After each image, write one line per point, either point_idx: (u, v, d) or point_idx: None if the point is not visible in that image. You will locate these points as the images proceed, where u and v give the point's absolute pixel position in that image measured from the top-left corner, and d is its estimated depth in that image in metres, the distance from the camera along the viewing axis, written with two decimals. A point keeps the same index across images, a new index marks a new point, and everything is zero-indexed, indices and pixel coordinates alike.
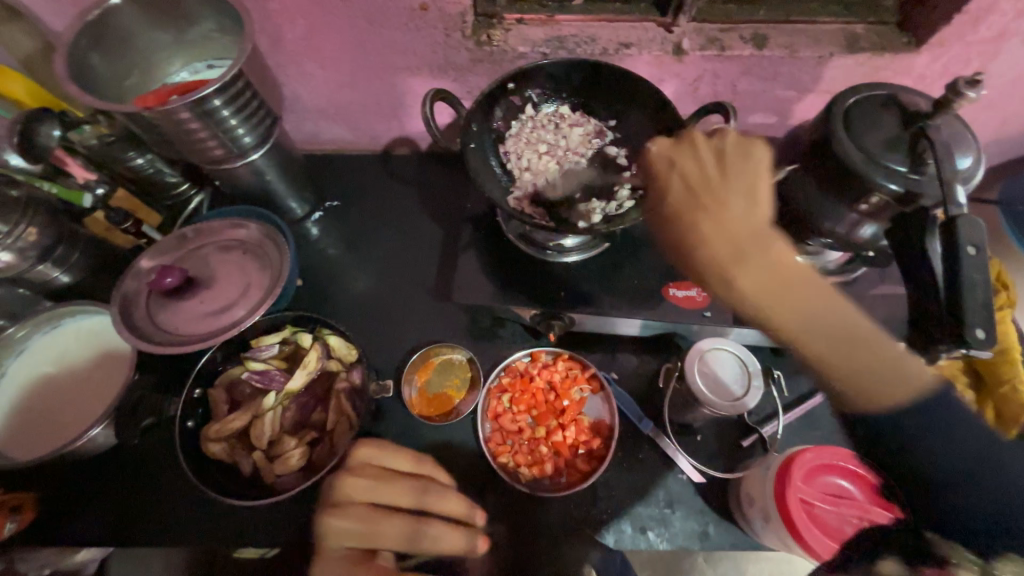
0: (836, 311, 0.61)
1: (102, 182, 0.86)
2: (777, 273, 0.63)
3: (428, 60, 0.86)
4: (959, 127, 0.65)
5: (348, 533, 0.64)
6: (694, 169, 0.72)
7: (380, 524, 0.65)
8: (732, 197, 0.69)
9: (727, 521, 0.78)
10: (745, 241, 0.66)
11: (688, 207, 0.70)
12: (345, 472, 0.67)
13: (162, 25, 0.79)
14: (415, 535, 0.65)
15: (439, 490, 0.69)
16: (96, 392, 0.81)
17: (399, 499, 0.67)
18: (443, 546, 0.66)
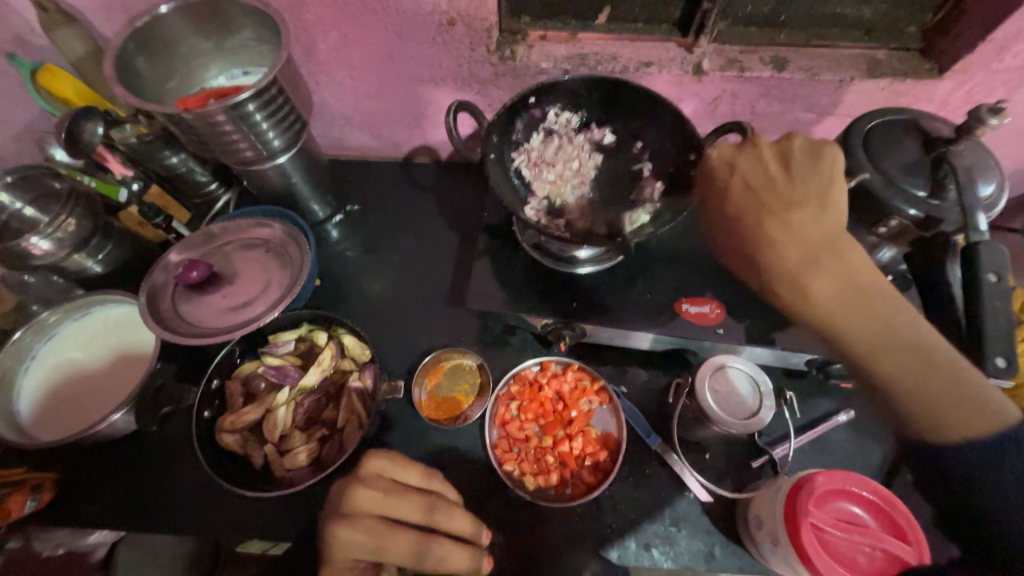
0: (887, 330, 0.61)
1: (137, 179, 0.91)
2: (853, 289, 0.64)
3: (453, 72, 0.89)
4: (982, 153, 0.64)
5: (359, 546, 0.63)
6: (757, 172, 0.74)
7: (389, 539, 0.64)
8: (798, 203, 0.69)
9: (734, 543, 0.77)
10: (817, 251, 0.66)
11: (751, 211, 0.73)
12: (358, 483, 0.66)
13: (205, 33, 0.83)
14: (423, 554, 0.65)
15: (448, 508, 0.69)
16: (118, 379, 0.84)
17: (410, 514, 0.67)
18: (451, 564, 0.65)
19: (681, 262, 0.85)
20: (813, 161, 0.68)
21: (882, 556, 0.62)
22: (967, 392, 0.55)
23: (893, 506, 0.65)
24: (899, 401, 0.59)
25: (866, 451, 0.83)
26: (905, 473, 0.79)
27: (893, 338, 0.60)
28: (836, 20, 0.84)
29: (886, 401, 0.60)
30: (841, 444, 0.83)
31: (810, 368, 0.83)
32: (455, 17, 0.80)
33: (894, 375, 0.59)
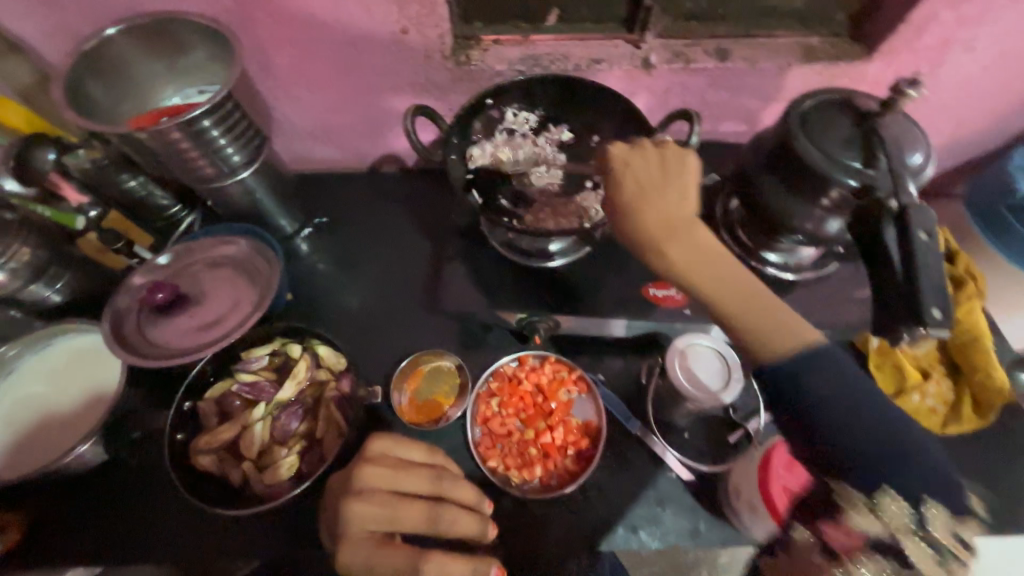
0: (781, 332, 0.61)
1: (94, 206, 0.85)
2: (701, 255, 0.64)
3: (410, 80, 0.91)
4: (908, 124, 0.69)
5: (373, 517, 0.63)
6: (642, 168, 0.68)
7: (401, 510, 0.64)
8: (676, 205, 0.66)
9: (717, 517, 0.79)
10: (670, 228, 0.65)
11: (641, 208, 0.66)
12: (366, 462, 0.65)
13: (156, 54, 0.83)
14: (434, 519, 0.65)
15: (454, 478, 0.69)
16: (86, 411, 0.82)
17: (417, 486, 0.67)
18: (461, 530, 0.66)
19: None
20: (674, 159, 0.68)
21: None
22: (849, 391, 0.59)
23: None
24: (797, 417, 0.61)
25: None
26: None
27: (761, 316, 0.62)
28: (772, 10, 0.89)
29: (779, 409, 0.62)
30: None
31: None
32: (407, 26, 0.82)
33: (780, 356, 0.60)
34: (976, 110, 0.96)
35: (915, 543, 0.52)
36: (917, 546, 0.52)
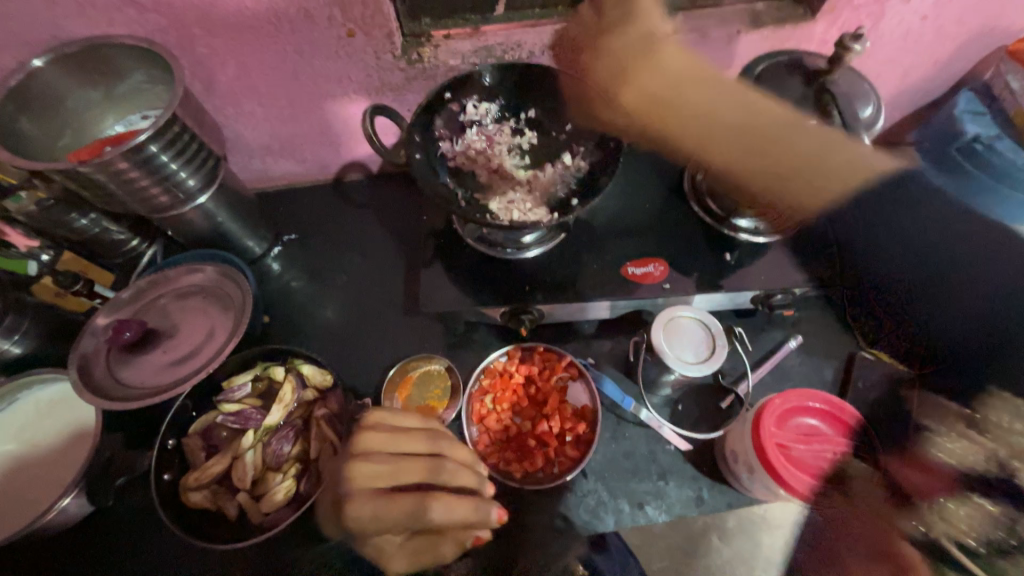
0: (745, 128, 0.72)
1: (46, 248, 0.86)
2: (705, 113, 0.78)
3: (365, 83, 0.89)
4: (857, 79, 0.71)
5: (377, 474, 0.59)
6: (614, 60, 0.86)
7: (404, 463, 0.60)
8: (637, 50, 0.83)
9: (719, 482, 0.80)
10: (655, 93, 0.83)
11: (631, 63, 0.84)
12: (362, 430, 0.63)
13: (90, 82, 0.79)
14: (437, 470, 0.61)
15: (449, 438, 0.65)
16: (60, 464, 0.78)
17: (413, 445, 0.63)
18: (464, 482, 0.62)
19: (619, 228, 0.88)
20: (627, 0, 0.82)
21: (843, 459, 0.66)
22: (830, 160, 0.67)
23: (843, 411, 0.70)
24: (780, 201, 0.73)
25: (819, 370, 0.89)
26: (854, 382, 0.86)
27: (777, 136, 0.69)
28: None
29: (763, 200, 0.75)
30: (797, 369, 0.89)
31: (758, 304, 0.87)
32: (353, 27, 0.79)
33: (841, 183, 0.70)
34: (920, 59, 0.99)
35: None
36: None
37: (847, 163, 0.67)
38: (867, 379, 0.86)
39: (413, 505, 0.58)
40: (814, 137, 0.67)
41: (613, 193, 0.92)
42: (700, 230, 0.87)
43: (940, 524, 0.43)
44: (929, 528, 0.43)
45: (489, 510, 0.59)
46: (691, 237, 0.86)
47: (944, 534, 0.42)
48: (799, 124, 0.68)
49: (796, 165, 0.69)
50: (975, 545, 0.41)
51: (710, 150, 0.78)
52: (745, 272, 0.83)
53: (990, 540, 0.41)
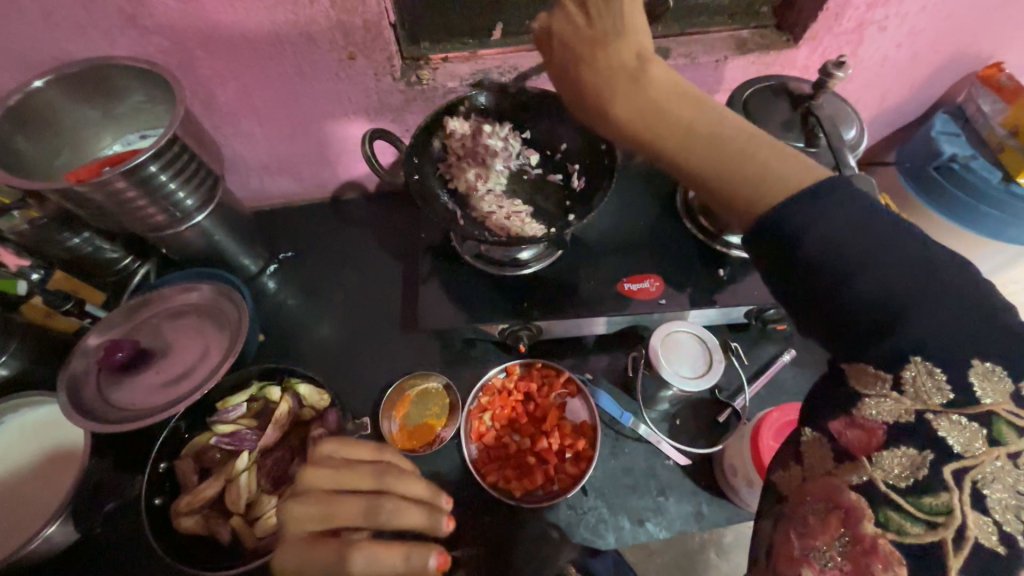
0: (706, 134, 0.50)
1: (37, 267, 0.84)
2: (683, 109, 0.52)
3: (363, 104, 0.90)
4: (841, 104, 0.75)
5: (307, 517, 0.55)
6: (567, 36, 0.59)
7: (337, 505, 0.55)
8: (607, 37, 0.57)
9: (718, 497, 0.80)
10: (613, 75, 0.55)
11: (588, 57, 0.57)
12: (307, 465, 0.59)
13: (90, 102, 0.79)
14: (373, 511, 0.55)
15: (400, 471, 0.59)
16: (46, 489, 0.75)
17: (355, 480, 0.57)
18: (405, 523, 0.56)
19: (614, 245, 0.90)
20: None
21: None
22: (772, 165, 0.47)
23: None
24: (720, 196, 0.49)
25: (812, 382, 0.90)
26: None
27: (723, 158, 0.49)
28: (702, 8, 0.94)
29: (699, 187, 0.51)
30: (792, 383, 0.90)
31: (751, 319, 0.89)
32: (354, 51, 0.81)
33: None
34: (897, 83, 1.04)
35: (951, 427, 0.38)
36: (956, 426, 0.38)
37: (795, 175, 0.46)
38: None
39: (331, 558, 0.51)
40: (802, 171, 0.46)
41: (608, 211, 0.94)
42: (694, 246, 0.89)
43: (883, 473, 0.39)
44: (873, 479, 0.39)
45: (424, 558, 0.53)
46: (685, 253, 0.88)
47: (882, 481, 0.39)
48: (761, 138, 0.49)
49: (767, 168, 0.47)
50: (905, 485, 0.38)
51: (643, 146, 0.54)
52: (738, 287, 0.84)
53: (917, 479, 0.38)
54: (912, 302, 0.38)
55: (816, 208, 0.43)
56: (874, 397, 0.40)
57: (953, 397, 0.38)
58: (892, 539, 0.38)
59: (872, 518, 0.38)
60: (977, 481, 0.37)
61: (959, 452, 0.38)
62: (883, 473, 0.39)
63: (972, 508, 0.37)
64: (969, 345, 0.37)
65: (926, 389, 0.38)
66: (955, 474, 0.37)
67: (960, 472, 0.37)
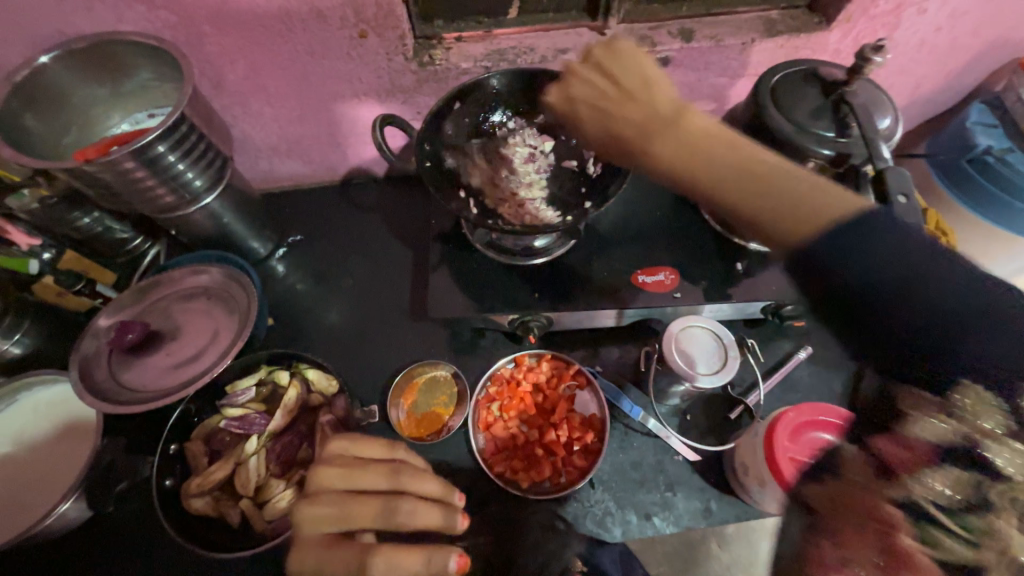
0: (739, 168, 0.53)
1: (48, 247, 0.84)
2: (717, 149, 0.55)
3: (374, 85, 0.88)
4: (876, 91, 0.71)
5: (324, 518, 0.56)
6: (592, 98, 0.64)
7: (355, 506, 0.56)
8: (631, 91, 0.62)
9: (727, 495, 0.80)
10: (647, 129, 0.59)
11: (607, 106, 0.63)
12: (319, 465, 0.60)
13: (98, 79, 0.77)
14: (391, 512, 0.57)
15: (414, 471, 0.61)
16: (60, 466, 0.76)
17: (371, 481, 0.59)
18: (423, 523, 0.57)
19: (630, 237, 0.87)
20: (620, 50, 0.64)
21: None
22: (803, 196, 0.49)
23: None
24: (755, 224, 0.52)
25: (828, 381, 0.88)
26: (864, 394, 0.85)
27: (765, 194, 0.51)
28: None
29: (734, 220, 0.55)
30: (807, 381, 0.88)
31: (767, 315, 0.87)
32: (365, 29, 0.78)
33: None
34: (933, 70, 0.98)
35: (1000, 451, 0.39)
36: (1009, 450, 0.39)
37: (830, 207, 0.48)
38: None
39: (354, 561, 0.53)
40: (841, 203, 0.48)
41: (624, 201, 0.91)
42: (712, 239, 0.86)
43: (924, 489, 0.39)
44: (912, 495, 0.39)
45: (445, 561, 0.54)
46: (703, 246, 0.85)
47: (921, 496, 0.39)
48: (789, 169, 0.52)
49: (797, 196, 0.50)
50: (946, 502, 0.38)
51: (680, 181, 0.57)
52: (756, 283, 0.82)
53: (962, 497, 0.38)
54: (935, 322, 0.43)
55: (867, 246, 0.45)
56: (922, 417, 0.43)
57: (1006, 425, 0.40)
58: (931, 554, 0.37)
59: (911, 532, 0.38)
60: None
61: (1009, 477, 0.38)
62: (923, 490, 0.39)
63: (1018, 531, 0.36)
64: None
65: (979, 413, 0.41)
66: (1003, 495, 0.38)
67: (1005, 493, 0.38)
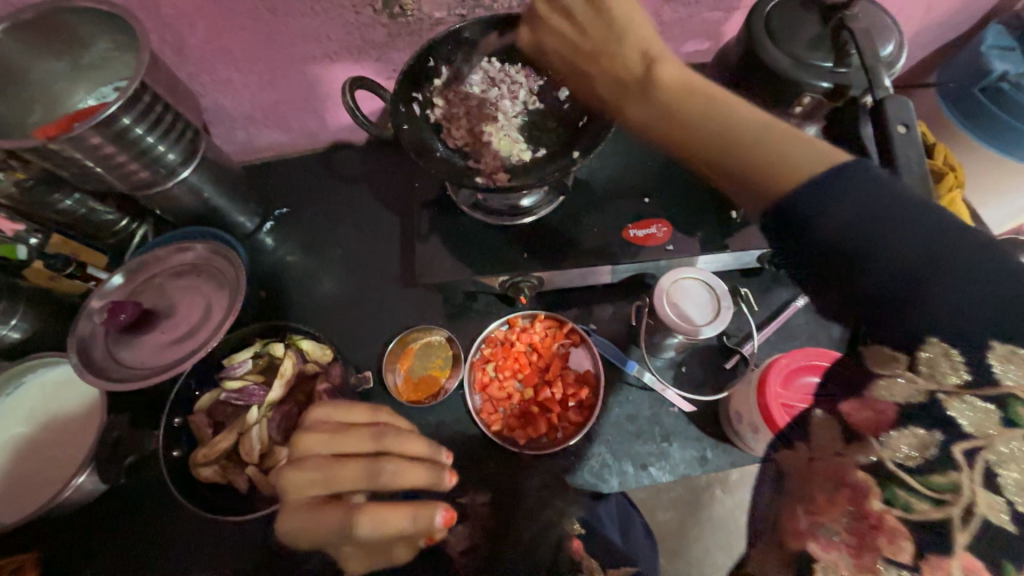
0: (728, 116, 0.51)
1: (33, 231, 0.82)
2: (694, 98, 0.53)
3: (344, 42, 0.83)
4: (880, 15, 0.67)
5: (307, 483, 0.55)
6: (562, 45, 0.65)
7: (337, 469, 0.55)
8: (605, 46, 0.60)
9: (722, 443, 0.81)
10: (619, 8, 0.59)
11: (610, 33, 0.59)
12: (302, 432, 0.59)
13: (54, 51, 0.74)
14: (374, 474, 0.55)
15: (399, 432, 0.59)
16: (71, 444, 0.79)
17: (355, 444, 0.57)
18: (409, 482, 0.56)
19: (621, 189, 0.84)
20: None
21: None
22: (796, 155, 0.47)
23: None
24: (756, 164, 0.49)
25: (826, 327, 0.87)
26: None
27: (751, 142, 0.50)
28: None
29: (732, 154, 0.51)
30: (804, 328, 0.88)
31: (764, 263, 0.85)
32: None
33: (771, 144, 0.49)
34: None
35: (964, 409, 0.32)
36: (976, 408, 0.32)
37: (818, 159, 0.46)
38: None
39: (340, 520, 0.53)
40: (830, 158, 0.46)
41: (615, 151, 0.87)
42: (705, 188, 0.83)
43: (894, 452, 0.33)
44: (881, 457, 0.34)
45: (431, 517, 0.53)
46: (696, 197, 0.82)
47: (888, 459, 0.33)
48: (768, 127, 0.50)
49: (767, 151, 0.48)
50: (914, 463, 0.32)
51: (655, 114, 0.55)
52: (750, 231, 0.80)
53: (925, 459, 0.32)
54: (919, 265, 0.39)
55: (833, 198, 0.43)
56: (885, 375, 0.38)
57: (970, 378, 0.34)
58: (899, 517, 0.31)
59: (879, 495, 0.33)
60: (991, 461, 0.30)
61: (970, 433, 0.31)
62: (890, 449, 0.34)
63: (988, 490, 0.30)
64: (931, 265, 0.39)
65: (941, 369, 0.35)
66: (967, 453, 0.31)
67: (973, 450, 0.31)
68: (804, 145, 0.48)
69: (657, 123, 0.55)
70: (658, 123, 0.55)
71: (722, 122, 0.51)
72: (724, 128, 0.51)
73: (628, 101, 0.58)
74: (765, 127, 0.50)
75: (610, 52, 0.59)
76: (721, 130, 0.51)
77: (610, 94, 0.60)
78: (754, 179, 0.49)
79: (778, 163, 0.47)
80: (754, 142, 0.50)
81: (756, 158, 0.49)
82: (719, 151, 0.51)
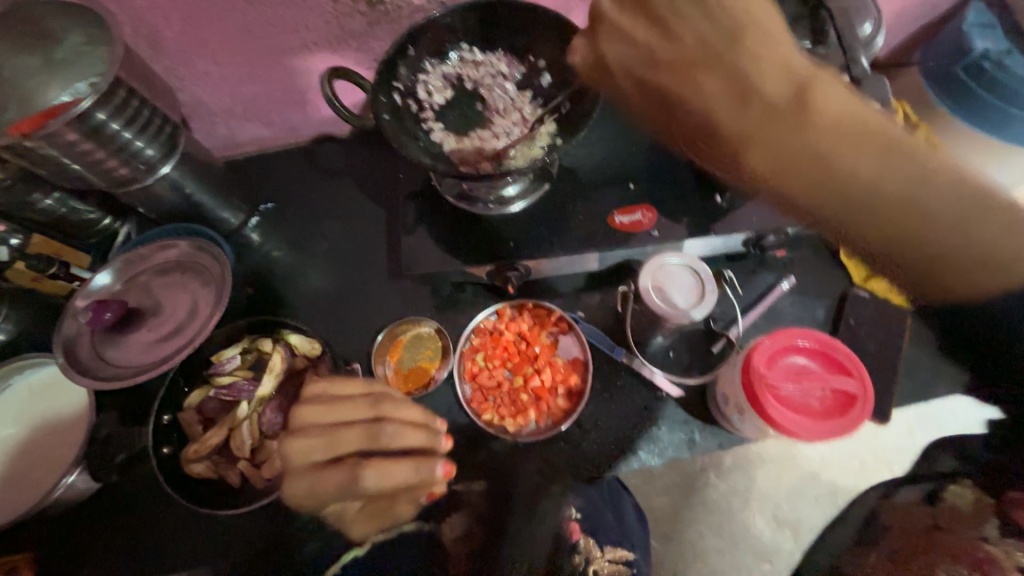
0: (916, 184, 0.50)
1: (14, 232, 0.81)
2: (852, 174, 0.51)
3: (323, 32, 0.82)
4: None
5: (309, 448, 0.60)
6: (635, 52, 0.65)
7: (338, 434, 0.60)
8: (746, 91, 0.55)
9: (710, 425, 0.82)
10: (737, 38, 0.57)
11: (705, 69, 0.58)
12: (300, 404, 0.63)
13: (24, 46, 0.72)
14: (374, 436, 0.60)
15: (395, 399, 0.64)
16: (60, 443, 0.79)
17: (353, 411, 0.62)
18: (405, 443, 0.61)
19: (608, 176, 0.84)
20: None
21: (831, 395, 0.67)
22: (999, 245, 0.50)
23: (834, 347, 0.70)
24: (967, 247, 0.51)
25: (811, 308, 0.88)
26: (847, 321, 0.85)
27: (955, 225, 0.50)
28: None
29: (919, 243, 0.51)
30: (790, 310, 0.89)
31: (750, 246, 0.85)
32: None
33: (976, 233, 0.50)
34: None
35: None
36: None
37: None
38: (859, 315, 0.85)
39: (344, 476, 0.58)
40: None
41: (600, 137, 0.87)
42: (690, 173, 0.83)
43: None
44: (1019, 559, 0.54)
45: (433, 469, 0.60)
46: (681, 183, 0.82)
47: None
48: (970, 192, 0.50)
49: (989, 236, 0.50)
50: None
51: (822, 180, 0.51)
52: (736, 215, 0.80)
53: None
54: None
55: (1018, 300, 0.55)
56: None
57: None
58: None
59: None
60: None
61: None
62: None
63: None
64: None
65: None
66: None
67: None
68: (992, 209, 0.50)
69: (819, 181, 0.52)
70: (814, 177, 0.52)
71: (909, 195, 0.50)
72: (901, 202, 0.50)
73: (750, 147, 0.55)
74: (956, 192, 0.50)
75: (729, 75, 0.57)
76: (896, 207, 0.50)
77: (745, 125, 0.55)
78: (948, 267, 0.52)
79: (992, 255, 0.50)
80: (934, 230, 0.50)
81: (951, 251, 0.51)
82: (935, 246, 0.51)
